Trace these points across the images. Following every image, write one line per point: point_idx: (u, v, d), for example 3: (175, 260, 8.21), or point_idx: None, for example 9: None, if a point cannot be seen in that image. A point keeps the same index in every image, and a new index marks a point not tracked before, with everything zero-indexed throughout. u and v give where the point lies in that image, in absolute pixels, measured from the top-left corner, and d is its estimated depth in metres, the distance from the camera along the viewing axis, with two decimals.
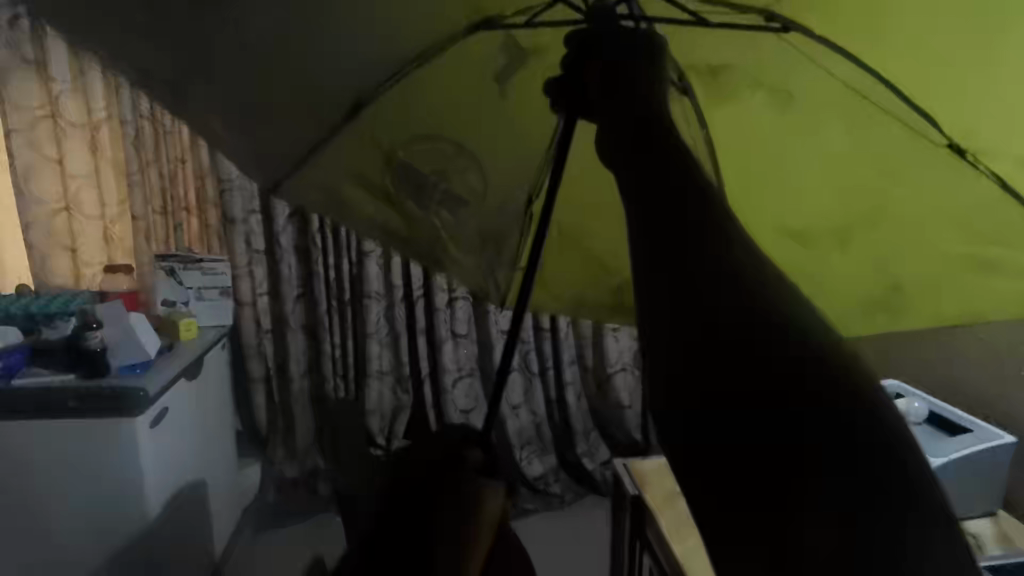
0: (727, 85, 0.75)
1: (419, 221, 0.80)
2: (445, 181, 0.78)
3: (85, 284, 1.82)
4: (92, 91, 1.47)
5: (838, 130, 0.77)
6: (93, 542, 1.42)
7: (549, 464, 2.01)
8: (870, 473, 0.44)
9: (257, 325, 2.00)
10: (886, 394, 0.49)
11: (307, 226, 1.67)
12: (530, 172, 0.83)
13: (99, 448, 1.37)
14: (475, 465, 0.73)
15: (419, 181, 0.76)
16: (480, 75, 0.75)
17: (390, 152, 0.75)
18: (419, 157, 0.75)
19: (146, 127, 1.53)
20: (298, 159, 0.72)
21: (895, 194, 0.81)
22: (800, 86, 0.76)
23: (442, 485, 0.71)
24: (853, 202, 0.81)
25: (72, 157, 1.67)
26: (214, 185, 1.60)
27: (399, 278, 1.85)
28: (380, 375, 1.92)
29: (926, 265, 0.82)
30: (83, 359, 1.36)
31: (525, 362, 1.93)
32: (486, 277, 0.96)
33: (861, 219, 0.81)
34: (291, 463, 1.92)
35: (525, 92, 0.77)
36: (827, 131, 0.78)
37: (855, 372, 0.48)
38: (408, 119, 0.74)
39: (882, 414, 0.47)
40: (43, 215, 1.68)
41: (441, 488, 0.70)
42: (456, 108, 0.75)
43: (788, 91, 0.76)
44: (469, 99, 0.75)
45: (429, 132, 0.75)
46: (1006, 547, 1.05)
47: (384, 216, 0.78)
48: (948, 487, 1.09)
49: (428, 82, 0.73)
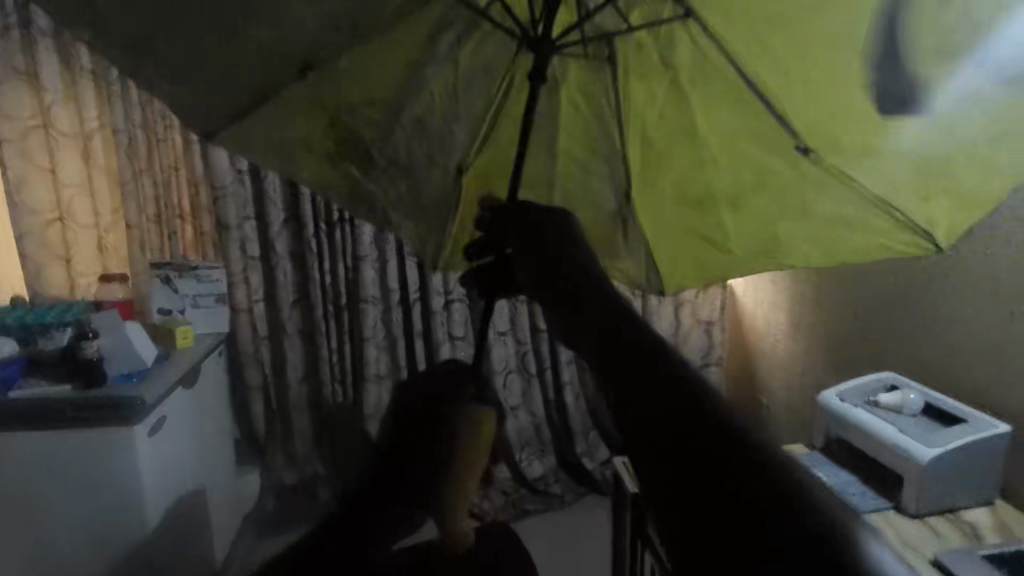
0: (638, 80, 0.90)
1: (367, 189, 0.87)
2: (398, 142, 0.85)
3: (80, 294, 1.80)
4: (87, 101, 1.69)
5: (709, 130, 0.88)
6: (93, 553, 1.41)
7: (548, 464, 2.09)
8: (720, 452, 0.32)
9: (253, 331, 1.91)
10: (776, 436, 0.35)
11: (306, 232, 1.88)
12: (471, 125, 0.93)
13: (97, 457, 1.36)
14: (469, 394, 0.87)
15: (364, 146, 0.82)
16: (432, 34, 0.79)
17: (335, 114, 0.79)
18: (362, 118, 0.81)
19: (139, 136, 1.72)
20: (242, 107, 0.76)
21: (758, 186, 0.88)
22: (695, 99, 0.87)
23: (442, 401, 0.86)
24: (722, 180, 0.90)
25: (66, 167, 1.72)
26: (209, 191, 1.81)
27: (395, 282, 1.95)
28: (378, 379, 2.00)
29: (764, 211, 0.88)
30: (80, 370, 1.37)
31: (521, 362, 2.03)
32: (426, 241, 1.01)
33: (728, 194, 0.90)
34: (292, 469, 2.03)
35: (477, 57, 0.86)
36: (700, 129, 0.89)
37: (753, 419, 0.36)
38: (363, 79, 0.78)
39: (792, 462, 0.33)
40: (37, 225, 1.73)
41: (441, 401, 0.85)
42: (403, 65, 0.79)
43: (679, 96, 0.88)
44: (419, 55, 0.79)
45: (382, 94, 0.80)
46: (1005, 536, 1.06)
47: (322, 178, 0.84)
48: (948, 479, 1.10)
49: (391, 41, 0.76)
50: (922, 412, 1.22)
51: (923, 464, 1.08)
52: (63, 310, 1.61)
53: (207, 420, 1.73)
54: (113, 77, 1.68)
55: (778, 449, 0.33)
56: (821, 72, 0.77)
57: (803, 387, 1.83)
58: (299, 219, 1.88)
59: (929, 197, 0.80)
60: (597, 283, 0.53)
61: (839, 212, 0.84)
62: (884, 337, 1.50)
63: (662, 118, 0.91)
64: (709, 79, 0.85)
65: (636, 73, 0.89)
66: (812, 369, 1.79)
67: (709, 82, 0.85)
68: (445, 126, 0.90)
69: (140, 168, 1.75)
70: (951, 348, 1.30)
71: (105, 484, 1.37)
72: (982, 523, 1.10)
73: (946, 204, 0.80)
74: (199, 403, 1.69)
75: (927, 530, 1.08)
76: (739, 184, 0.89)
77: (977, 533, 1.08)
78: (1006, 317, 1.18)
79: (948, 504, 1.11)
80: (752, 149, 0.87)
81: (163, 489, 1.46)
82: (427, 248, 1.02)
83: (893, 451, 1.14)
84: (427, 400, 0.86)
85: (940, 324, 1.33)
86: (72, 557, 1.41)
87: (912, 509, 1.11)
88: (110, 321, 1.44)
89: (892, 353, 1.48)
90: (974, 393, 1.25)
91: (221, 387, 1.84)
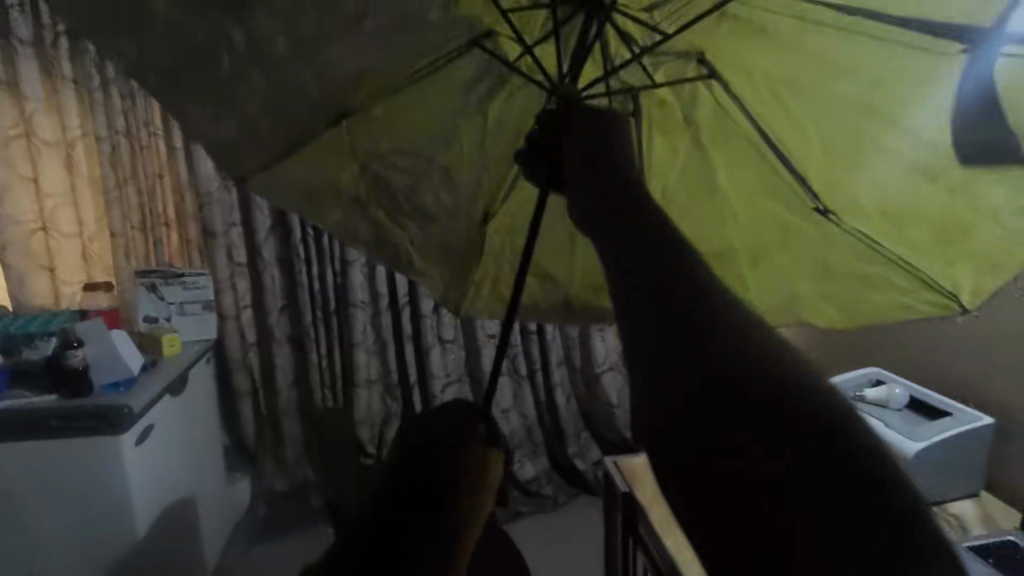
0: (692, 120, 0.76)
1: (387, 237, 0.80)
2: (418, 194, 0.79)
3: (65, 303, 1.79)
4: (69, 108, 1.68)
5: (741, 181, 0.78)
6: (81, 565, 1.40)
7: (540, 466, 2.08)
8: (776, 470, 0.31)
9: (241, 338, 1.90)
10: (832, 409, 0.33)
11: (293, 237, 1.87)
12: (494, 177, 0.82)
13: (83, 467, 1.35)
14: (480, 435, 0.56)
15: (393, 192, 0.78)
16: (451, 84, 0.71)
17: (365, 161, 0.74)
18: (390, 162, 0.76)
19: (122, 143, 1.71)
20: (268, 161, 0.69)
21: (790, 241, 0.80)
22: (723, 161, 0.78)
23: (435, 453, 0.54)
24: (764, 223, 0.80)
25: (48, 175, 1.70)
26: (194, 198, 1.80)
27: (384, 286, 1.95)
28: (368, 384, 1.99)
29: (788, 265, 0.81)
30: (66, 379, 1.35)
31: (512, 364, 2.03)
32: (447, 287, 0.88)
33: (771, 238, 0.80)
34: (283, 476, 2.01)
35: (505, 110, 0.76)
36: (733, 177, 0.78)
37: (815, 396, 0.33)
38: (387, 132, 0.74)
39: (852, 440, 0.32)
40: (20, 234, 1.71)
41: (433, 457, 0.53)
42: (422, 116, 0.73)
43: (709, 149, 0.77)
44: (436, 105, 0.73)
45: (404, 143, 0.75)
46: (989, 527, 1.08)
47: (353, 220, 0.78)
48: (935, 471, 1.11)
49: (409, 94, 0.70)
50: (909, 406, 1.23)
51: (908, 457, 1.09)
52: (47, 319, 1.59)
53: (196, 428, 1.71)
54: (95, 84, 1.67)
55: (828, 410, 0.32)
56: (835, 131, 0.71)
57: None
58: (286, 225, 1.87)
59: (949, 253, 0.75)
60: (628, 201, 0.45)
61: (861, 267, 0.78)
62: (870, 330, 1.51)
63: (683, 176, 0.79)
64: (736, 136, 0.75)
65: (658, 130, 0.77)
66: None
67: (730, 140, 0.76)
68: (470, 167, 0.80)
69: (124, 176, 1.74)
70: (938, 339, 1.31)
71: (93, 493, 1.36)
72: (967, 515, 1.11)
73: (970, 266, 0.75)
74: (187, 410, 1.68)
75: None
76: (762, 240, 0.80)
77: (965, 525, 1.09)
78: (992, 308, 1.19)
79: (934, 497, 1.13)
80: (773, 204, 0.79)
81: (151, 499, 1.44)
82: (447, 294, 0.89)
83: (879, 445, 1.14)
84: (423, 446, 0.55)
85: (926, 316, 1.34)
86: (62, 568, 1.40)
87: None
88: (95, 330, 1.43)
89: (878, 346, 1.49)
90: (962, 385, 1.26)
91: (210, 395, 1.83)
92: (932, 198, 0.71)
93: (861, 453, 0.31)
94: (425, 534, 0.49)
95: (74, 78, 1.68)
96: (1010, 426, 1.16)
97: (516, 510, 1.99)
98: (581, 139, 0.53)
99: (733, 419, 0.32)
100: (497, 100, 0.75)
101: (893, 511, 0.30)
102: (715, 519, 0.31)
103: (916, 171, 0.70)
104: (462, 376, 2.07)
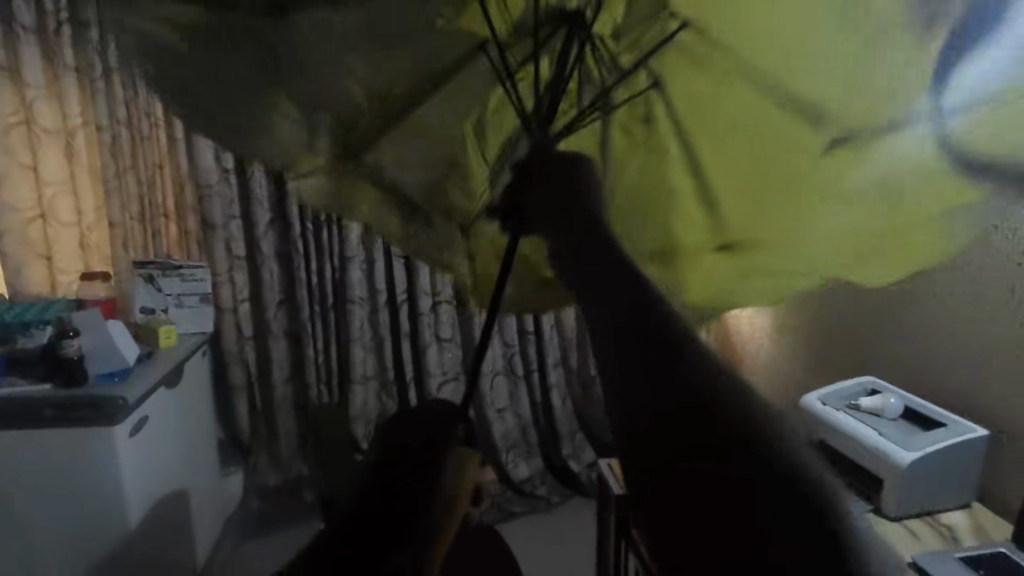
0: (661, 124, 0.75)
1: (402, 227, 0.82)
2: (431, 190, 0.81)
3: (62, 293, 1.78)
4: (70, 97, 1.67)
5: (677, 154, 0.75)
6: (72, 556, 1.39)
7: (534, 467, 2.08)
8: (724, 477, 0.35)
9: (238, 331, 1.90)
10: (766, 426, 0.38)
11: (292, 231, 1.87)
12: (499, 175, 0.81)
13: (76, 458, 1.34)
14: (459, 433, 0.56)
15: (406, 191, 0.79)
16: (458, 85, 0.75)
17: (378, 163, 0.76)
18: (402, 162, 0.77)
19: (123, 133, 1.71)
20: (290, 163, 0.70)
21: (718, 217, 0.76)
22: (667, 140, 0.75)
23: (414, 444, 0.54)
24: (695, 195, 0.76)
25: (48, 163, 1.69)
26: (194, 190, 1.79)
27: (383, 282, 1.94)
28: (364, 380, 1.99)
29: (714, 242, 0.76)
30: (59, 367, 1.34)
31: (508, 364, 2.03)
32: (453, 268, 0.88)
33: (703, 215, 0.76)
34: (276, 470, 2.01)
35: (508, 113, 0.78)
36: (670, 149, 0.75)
37: (750, 412, 0.38)
38: (399, 136, 0.76)
39: (783, 452, 0.37)
40: (18, 222, 1.71)
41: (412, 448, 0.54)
42: (430, 117, 0.76)
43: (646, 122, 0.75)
44: (446, 107, 0.76)
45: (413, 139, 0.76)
46: (980, 538, 1.08)
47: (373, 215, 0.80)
48: (928, 481, 1.11)
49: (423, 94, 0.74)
50: (904, 416, 1.24)
51: (901, 467, 1.10)
52: (43, 308, 1.58)
53: (190, 421, 1.71)
54: (97, 73, 1.67)
55: (763, 426, 0.38)
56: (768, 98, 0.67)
57: (787, 387, 1.85)
58: (285, 219, 1.87)
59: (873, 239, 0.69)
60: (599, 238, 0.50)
61: (785, 249, 0.73)
62: (867, 339, 1.51)
63: (640, 176, 0.77)
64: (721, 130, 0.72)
65: (609, 111, 0.75)
66: (797, 370, 1.81)
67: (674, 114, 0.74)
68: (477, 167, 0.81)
69: (124, 166, 1.73)
70: (935, 349, 1.31)
71: (85, 484, 1.36)
72: (959, 525, 1.12)
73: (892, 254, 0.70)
74: (183, 402, 1.67)
75: (905, 531, 1.10)
76: (696, 215, 0.77)
77: (956, 535, 1.09)
78: (989, 319, 1.19)
79: (927, 507, 1.13)
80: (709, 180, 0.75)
81: (143, 491, 1.44)
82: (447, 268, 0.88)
83: (873, 454, 1.15)
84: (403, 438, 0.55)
85: (924, 324, 1.34)
86: (53, 558, 1.40)
87: (891, 511, 1.12)
88: (91, 319, 1.42)
89: (874, 355, 1.49)
90: (956, 395, 1.26)
91: (205, 387, 1.82)
92: (859, 173, 0.67)
93: (774, 452, 0.37)
94: (405, 520, 0.50)
95: (76, 66, 1.68)
96: (1004, 437, 1.16)
97: (509, 509, 2.00)
98: (553, 184, 0.58)
99: (682, 433, 0.37)
100: (487, 111, 0.78)
101: (812, 508, 0.35)
102: (674, 524, 0.35)
103: (847, 142, 0.66)
104: (457, 375, 2.06)
